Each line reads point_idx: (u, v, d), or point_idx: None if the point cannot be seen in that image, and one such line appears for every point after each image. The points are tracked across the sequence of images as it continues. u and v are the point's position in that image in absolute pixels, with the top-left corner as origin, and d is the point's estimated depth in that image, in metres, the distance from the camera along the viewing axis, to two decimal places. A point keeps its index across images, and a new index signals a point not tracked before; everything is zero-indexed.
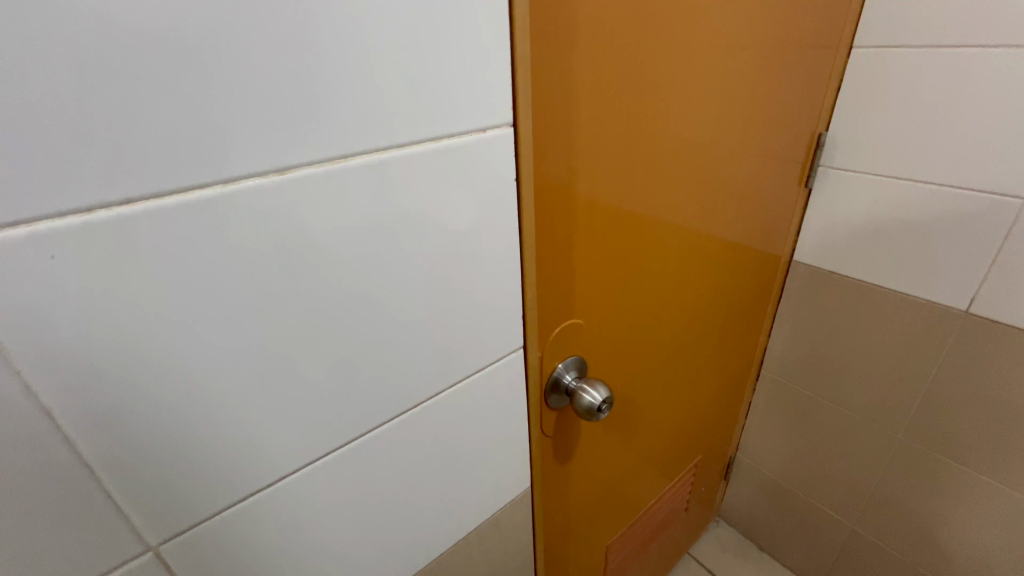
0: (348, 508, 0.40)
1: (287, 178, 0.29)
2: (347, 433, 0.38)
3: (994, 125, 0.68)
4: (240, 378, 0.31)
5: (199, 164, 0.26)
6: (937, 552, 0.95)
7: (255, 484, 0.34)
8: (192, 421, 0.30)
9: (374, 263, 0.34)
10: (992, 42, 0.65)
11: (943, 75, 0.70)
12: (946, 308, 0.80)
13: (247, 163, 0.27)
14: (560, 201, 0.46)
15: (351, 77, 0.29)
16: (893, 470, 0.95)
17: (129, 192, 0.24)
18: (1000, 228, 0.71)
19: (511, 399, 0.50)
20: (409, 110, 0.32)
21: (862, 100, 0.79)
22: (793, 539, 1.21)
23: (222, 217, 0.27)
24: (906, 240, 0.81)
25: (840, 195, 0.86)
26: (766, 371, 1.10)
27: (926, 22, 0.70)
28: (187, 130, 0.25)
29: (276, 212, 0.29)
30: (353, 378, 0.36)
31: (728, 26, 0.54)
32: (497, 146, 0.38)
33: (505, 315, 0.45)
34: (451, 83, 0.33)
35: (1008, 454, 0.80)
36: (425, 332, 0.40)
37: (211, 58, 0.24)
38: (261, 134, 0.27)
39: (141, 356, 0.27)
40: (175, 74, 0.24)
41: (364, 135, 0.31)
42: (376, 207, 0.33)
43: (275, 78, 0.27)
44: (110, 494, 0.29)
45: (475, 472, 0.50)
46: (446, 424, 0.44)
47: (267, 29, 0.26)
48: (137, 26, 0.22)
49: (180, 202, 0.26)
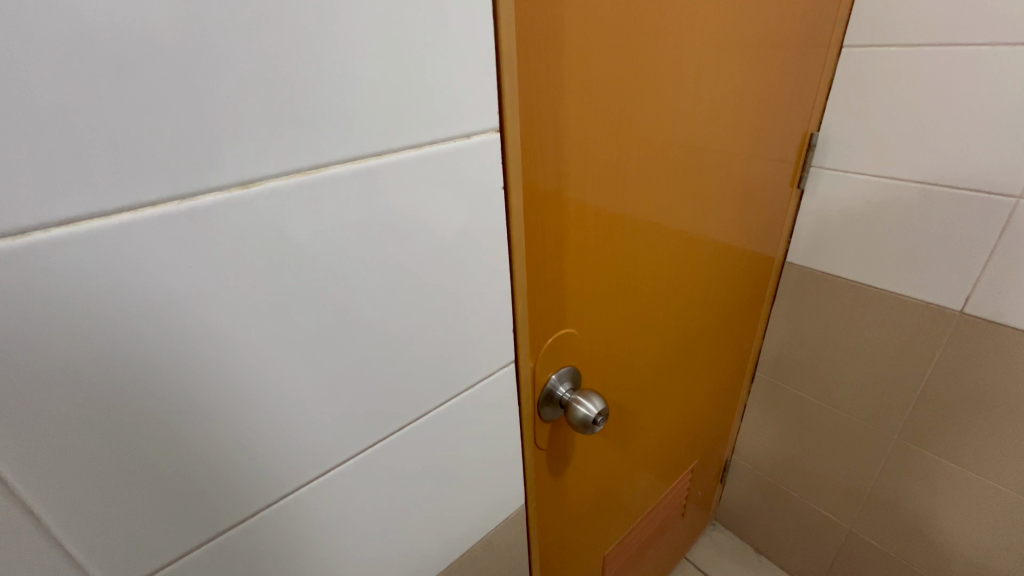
0: (338, 533, 0.38)
1: (254, 191, 0.27)
2: (330, 457, 0.36)
3: (982, 127, 0.68)
4: (208, 407, 0.29)
5: (151, 179, 0.23)
6: (935, 549, 0.94)
7: (228, 520, 0.32)
8: (153, 458, 0.28)
9: (362, 273, 0.33)
10: (980, 41, 0.65)
11: (930, 76, 0.70)
12: (941, 308, 0.79)
13: (211, 179, 0.25)
14: (550, 208, 0.45)
15: (328, 82, 0.27)
16: (887, 472, 0.95)
17: (71, 210, 0.22)
18: (993, 229, 0.70)
19: (502, 413, 0.48)
20: (388, 116, 0.30)
21: (854, 101, 0.78)
22: (791, 540, 1.20)
23: (182, 233, 0.25)
24: (899, 241, 0.80)
25: (830, 195, 0.85)
26: (761, 374, 1.09)
27: (910, 24, 0.70)
28: (134, 141, 0.23)
29: (246, 224, 0.27)
30: (339, 392, 0.34)
31: (718, 29, 0.53)
32: (479, 153, 0.37)
33: (494, 327, 0.44)
34: (433, 87, 0.32)
35: (1005, 454, 0.79)
36: (412, 348, 0.38)
37: (164, 63, 0.22)
38: (224, 145, 0.25)
39: (101, 380, 0.25)
40: (118, 78, 0.21)
41: (341, 144, 0.29)
42: (360, 218, 0.32)
43: (243, 86, 0.25)
44: (61, 541, 0.26)
45: (468, 482, 0.48)
46: (434, 443, 0.43)
47: (237, 37, 0.24)
48: (81, 36, 0.20)
49: (129, 221, 0.24)
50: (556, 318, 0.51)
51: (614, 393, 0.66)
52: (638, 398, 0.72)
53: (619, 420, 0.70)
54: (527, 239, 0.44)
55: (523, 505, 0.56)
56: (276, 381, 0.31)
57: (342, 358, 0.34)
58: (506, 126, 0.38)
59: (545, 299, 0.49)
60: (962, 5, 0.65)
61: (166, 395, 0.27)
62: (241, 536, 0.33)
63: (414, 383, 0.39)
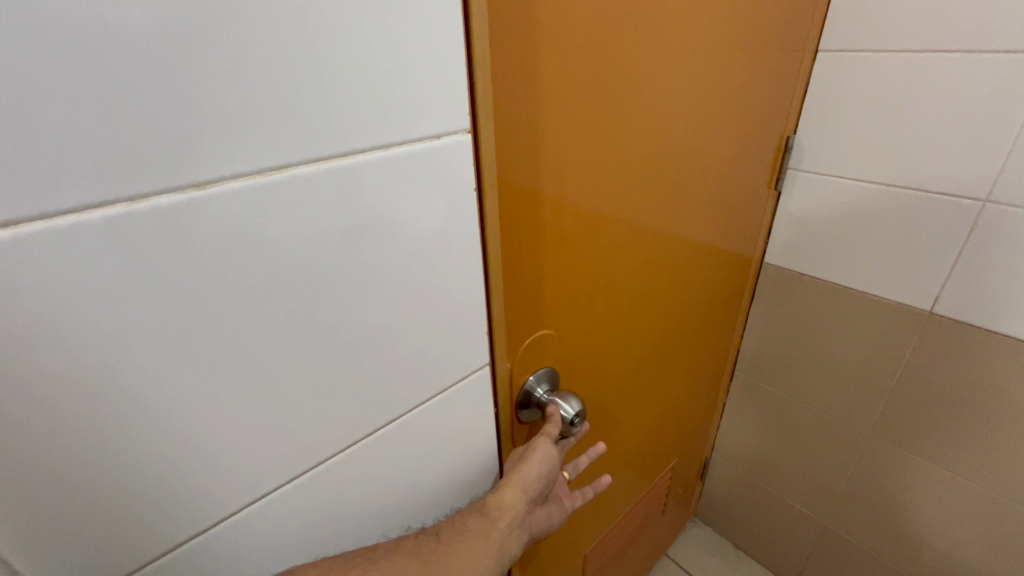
0: (306, 533, 0.39)
1: (207, 193, 0.26)
2: (297, 461, 0.35)
3: (950, 132, 0.69)
4: (165, 414, 0.28)
5: (97, 180, 0.23)
6: (905, 543, 0.97)
7: (186, 526, 0.31)
8: (105, 467, 0.27)
9: (334, 274, 0.32)
10: (946, 48, 0.67)
11: (901, 82, 0.72)
12: (911, 309, 0.81)
13: (162, 180, 0.24)
14: (526, 209, 0.45)
15: (296, 81, 0.27)
16: (861, 468, 0.97)
17: (9, 212, 0.21)
18: (961, 231, 0.72)
19: (475, 413, 0.49)
20: (358, 117, 0.30)
21: (827, 106, 0.80)
22: (767, 536, 1.22)
23: (128, 236, 0.24)
24: (870, 243, 0.82)
25: (805, 198, 0.87)
26: (739, 373, 1.10)
27: (881, 31, 0.72)
28: (79, 140, 0.22)
29: (196, 227, 0.26)
30: (309, 395, 0.34)
31: (693, 32, 0.53)
32: (449, 155, 0.36)
33: (467, 330, 0.44)
34: (403, 89, 0.31)
35: (971, 450, 0.82)
36: (386, 350, 0.38)
37: (112, 57, 0.21)
38: (173, 146, 0.24)
39: (47, 388, 0.24)
40: (62, 74, 0.21)
41: (309, 144, 0.28)
42: (332, 219, 0.31)
43: (204, 85, 0.24)
44: (7, 553, 0.25)
45: (437, 480, 0.48)
46: (406, 444, 0.43)
47: (192, 34, 0.23)
48: (19, 31, 0.19)
49: (73, 223, 0.23)
50: (532, 319, 0.51)
51: (592, 393, 0.66)
52: (616, 399, 0.72)
53: (598, 419, 0.71)
54: (503, 241, 0.44)
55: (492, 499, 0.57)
56: (242, 386, 0.31)
57: (313, 361, 0.33)
58: (479, 127, 0.37)
59: (521, 300, 0.49)
60: (930, 13, 0.67)
61: (118, 403, 0.26)
62: (204, 541, 0.33)
63: (386, 385, 0.39)
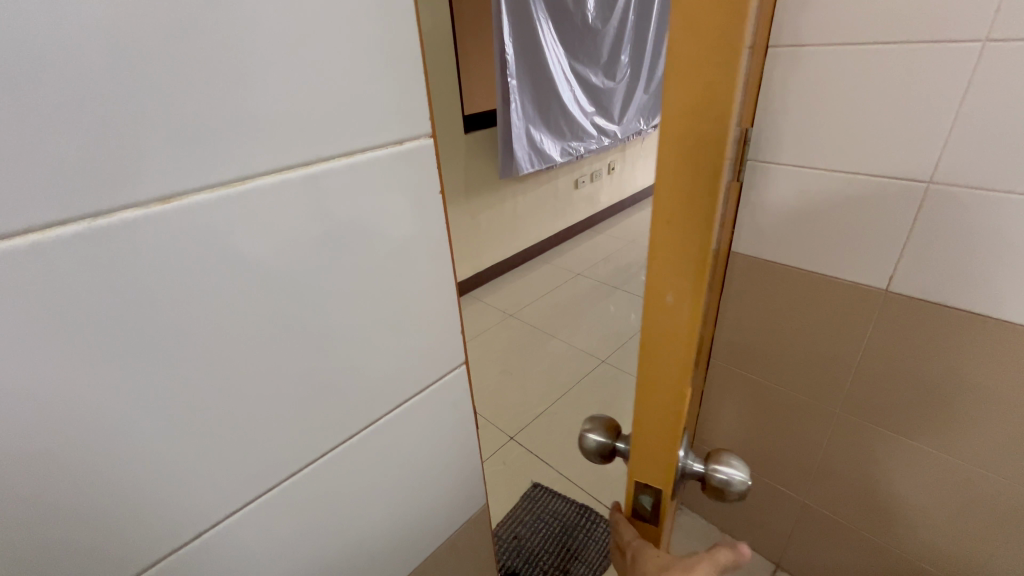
0: (296, 530, 0.40)
1: (174, 206, 0.27)
2: (280, 458, 0.37)
3: (889, 119, 0.73)
4: (138, 425, 0.29)
5: (63, 198, 0.23)
6: (880, 513, 1.02)
7: (176, 530, 0.33)
8: (83, 475, 0.28)
9: (312, 276, 0.34)
10: (870, 41, 0.71)
11: (838, 74, 0.76)
12: (868, 289, 0.85)
13: (127, 196, 0.25)
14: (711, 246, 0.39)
15: (249, 97, 0.28)
16: (834, 444, 1.02)
17: None
18: (911, 210, 0.76)
19: (452, 409, 0.50)
20: (317, 126, 0.31)
21: (775, 99, 0.83)
22: (748, 518, 1.27)
23: (96, 250, 0.25)
24: (826, 228, 0.86)
25: (764, 188, 0.90)
26: (715, 362, 1.13)
27: (812, 28, 0.75)
28: (49, 161, 0.23)
29: (165, 240, 0.27)
30: (288, 393, 0.36)
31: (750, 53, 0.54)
32: (413, 159, 0.38)
33: (439, 328, 0.45)
34: (358, 98, 0.33)
35: (930, 418, 0.88)
36: (363, 349, 0.39)
37: (60, 75, 0.22)
38: (141, 161, 0.25)
39: (20, 402, 0.25)
40: (23, 98, 0.21)
41: (268, 155, 0.30)
42: (309, 225, 0.33)
43: (163, 101, 0.25)
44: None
45: (421, 476, 0.49)
46: (388, 440, 0.44)
47: (152, 53, 0.24)
48: None
49: (35, 243, 0.23)
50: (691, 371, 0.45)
51: None
52: None
53: None
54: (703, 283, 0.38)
55: (483, 493, 0.59)
56: (221, 389, 0.32)
57: (286, 361, 0.35)
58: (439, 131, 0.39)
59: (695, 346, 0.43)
60: (853, 8, 0.71)
61: (93, 413, 0.27)
62: (193, 538, 0.34)
63: (357, 385, 0.40)
